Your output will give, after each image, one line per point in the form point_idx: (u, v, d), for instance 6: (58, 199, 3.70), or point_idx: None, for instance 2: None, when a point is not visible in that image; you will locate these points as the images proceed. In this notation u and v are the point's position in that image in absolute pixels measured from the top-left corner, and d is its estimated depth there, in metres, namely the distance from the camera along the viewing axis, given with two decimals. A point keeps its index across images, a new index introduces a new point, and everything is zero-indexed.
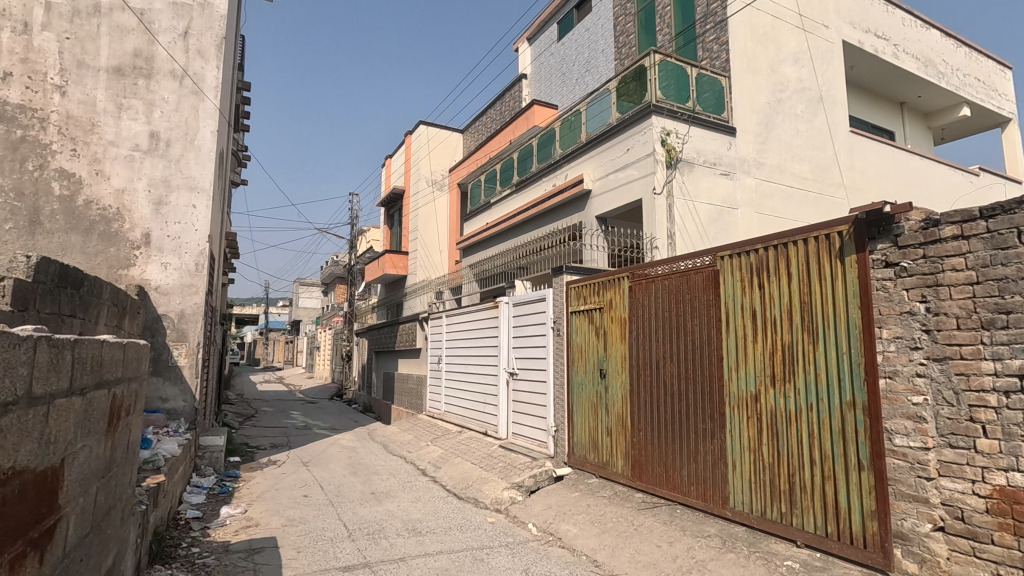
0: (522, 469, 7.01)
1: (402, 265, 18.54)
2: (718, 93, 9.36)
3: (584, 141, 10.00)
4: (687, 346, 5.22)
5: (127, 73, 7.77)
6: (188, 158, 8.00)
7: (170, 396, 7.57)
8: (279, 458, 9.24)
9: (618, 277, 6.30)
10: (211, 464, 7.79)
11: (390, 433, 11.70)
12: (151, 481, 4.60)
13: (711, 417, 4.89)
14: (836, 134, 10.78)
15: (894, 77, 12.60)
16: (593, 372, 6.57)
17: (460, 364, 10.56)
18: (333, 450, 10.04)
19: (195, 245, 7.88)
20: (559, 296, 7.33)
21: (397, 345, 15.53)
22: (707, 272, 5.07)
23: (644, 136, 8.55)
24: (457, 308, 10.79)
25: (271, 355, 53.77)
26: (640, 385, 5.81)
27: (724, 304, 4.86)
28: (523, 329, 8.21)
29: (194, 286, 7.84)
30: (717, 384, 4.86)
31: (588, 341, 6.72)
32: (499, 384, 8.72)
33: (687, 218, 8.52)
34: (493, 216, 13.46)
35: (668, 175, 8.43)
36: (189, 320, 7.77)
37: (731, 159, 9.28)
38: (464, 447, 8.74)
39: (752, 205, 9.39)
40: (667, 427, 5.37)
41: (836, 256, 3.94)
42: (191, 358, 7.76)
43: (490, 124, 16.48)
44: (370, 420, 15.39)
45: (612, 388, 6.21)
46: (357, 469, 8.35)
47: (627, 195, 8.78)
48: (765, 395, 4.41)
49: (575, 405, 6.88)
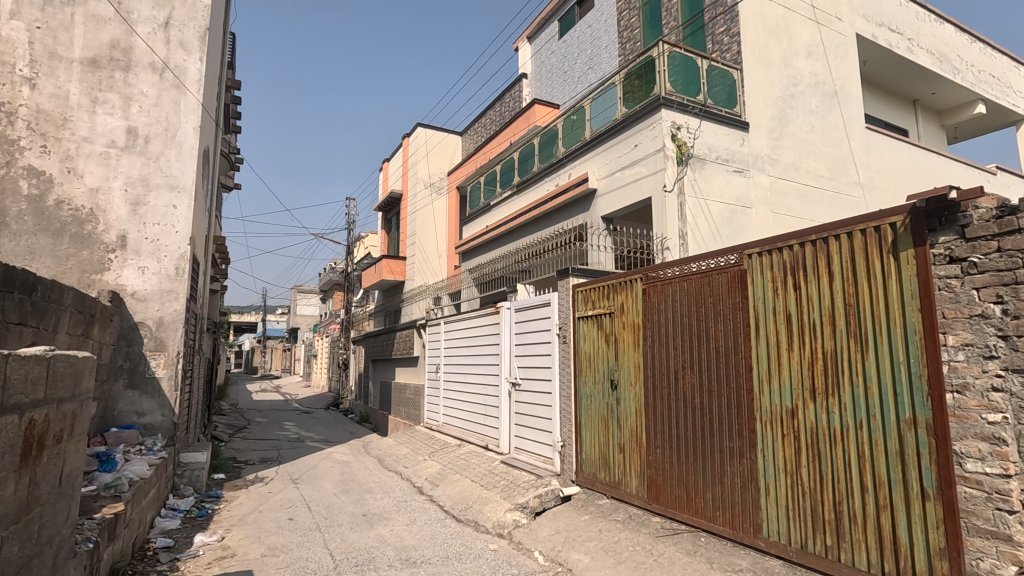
0: (526, 488, 6.47)
1: (400, 271, 18.04)
2: (729, 86, 8.88)
3: (588, 138, 9.53)
4: (709, 355, 4.71)
5: (103, 65, 7.29)
6: (168, 156, 7.51)
7: (147, 410, 7.03)
8: (267, 474, 8.69)
9: (630, 279, 5.79)
10: (191, 483, 7.27)
11: (386, 446, 11.14)
12: (107, 511, 4.05)
13: (739, 434, 4.36)
14: (852, 130, 10.31)
15: (908, 73, 12.15)
16: (603, 382, 6.05)
17: (459, 374, 10.04)
18: (325, 465, 9.49)
19: (176, 248, 7.38)
20: (565, 301, 6.82)
21: (394, 353, 14.99)
22: (732, 273, 4.57)
23: (653, 130, 8.07)
24: (456, 314, 10.28)
25: (269, 363, 53.11)
26: (655, 397, 5.29)
27: (753, 308, 4.36)
28: (526, 336, 7.70)
29: (174, 292, 7.32)
30: (745, 397, 4.34)
31: (597, 349, 6.20)
32: (501, 394, 8.20)
33: (699, 217, 8.02)
34: (493, 219, 12.95)
35: (678, 171, 7.94)
36: (168, 329, 7.24)
37: (744, 155, 8.80)
38: (464, 462, 8.20)
39: (767, 204, 8.90)
40: (687, 444, 4.85)
41: (889, 252, 3.44)
42: (170, 369, 7.22)
43: (489, 125, 15.97)
44: (366, 431, 14.82)
45: (624, 399, 5.70)
46: (349, 487, 7.80)
47: (636, 193, 8.27)
48: (803, 411, 3.89)
49: (583, 418, 6.37)
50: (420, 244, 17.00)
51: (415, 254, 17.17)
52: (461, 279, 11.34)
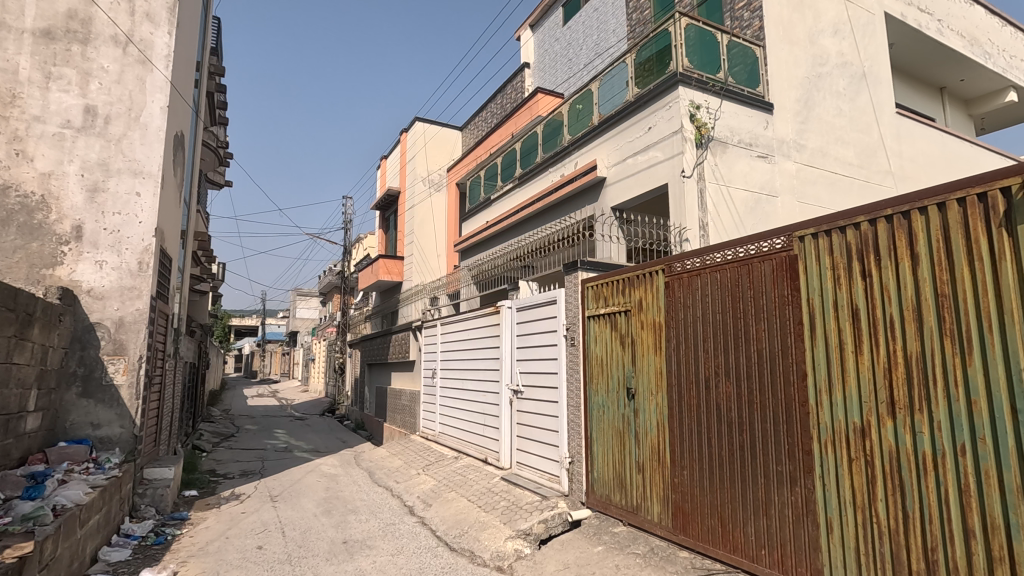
0: (530, 512, 5.66)
1: (397, 271, 17.30)
2: (752, 64, 8.09)
3: (596, 123, 8.78)
4: (750, 359, 3.91)
5: (58, 37, 6.55)
6: (132, 138, 6.77)
7: (103, 421, 6.27)
8: (245, 490, 7.91)
9: (650, 271, 4.99)
10: (153, 503, 6.50)
11: (378, 457, 10.33)
12: (13, 552, 3.30)
13: (791, 456, 3.56)
14: (882, 115, 9.52)
15: (936, 57, 11.37)
16: (617, 391, 5.26)
17: (456, 380, 9.27)
18: (310, 479, 8.69)
19: (139, 241, 6.63)
20: (573, 298, 6.04)
21: (389, 357, 14.23)
22: (779, 260, 3.77)
23: (670, 111, 7.31)
24: (453, 315, 9.51)
25: (268, 367, 52.21)
26: (681, 409, 4.49)
27: (807, 301, 3.56)
28: (528, 339, 6.92)
29: (136, 289, 6.56)
30: (798, 409, 3.55)
31: (610, 352, 5.41)
32: (502, 404, 7.42)
33: (721, 205, 7.26)
34: (494, 214, 12.19)
35: (698, 155, 7.17)
36: (129, 330, 6.48)
37: (769, 139, 8.01)
38: (461, 478, 7.40)
39: (793, 192, 8.11)
40: (721, 465, 4.06)
41: (1000, 226, 2.65)
42: (131, 375, 6.46)
43: (489, 118, 15.11)
44: (360, 440, 14.03)
45: (642, 410, 4.91)
46: (332, 506, 7.00)
47: (650, 180, 7.50)
48: (878, 429, 3.10)
49: (594, 431, 5.58)
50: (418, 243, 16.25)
51: (413, 253, 16.42)
52: (459, 278, 10.53)
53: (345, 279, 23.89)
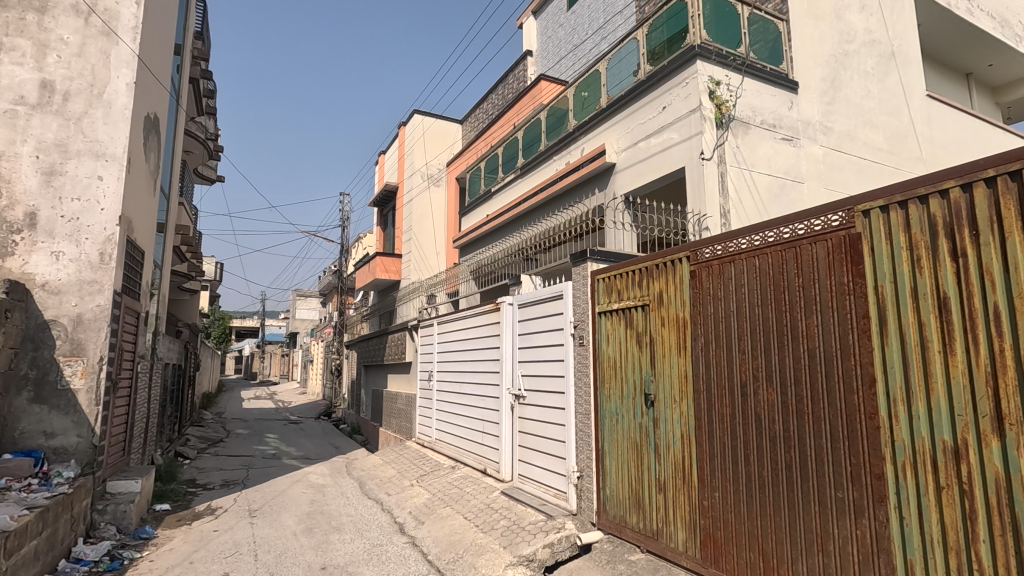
0: (534, 534, 4.98)
1: (394, 269, 16.63)
2: (774, 40, 7.40)
3: (604, 105, 8.12)
4: (799, 361, 3.25)
5: (12, 5, 5.95)
6: (93, 116, 6.14)
7: (58, 430, 5.63)
8: (223, 503, 7.26)
9: (673, 259, 4.32)
10: (114, 522, 5.81)
11: (371, 466, 9.66)
12: None
13: (855, 480, 2.90)
14: (912, 98, 8.84)
15: (965, 39, 10.68)
16: (633, 398, 4.60)
17: (454, 383, 8.62)
18: (295, 490, 8.04)
19: (100, 229, 5.99)
20: (582, 292, 5.39)
21: (386, 358, 13.58)
22: (836, 240, 3.10)
23: (686, 88, 6.65)
24: (451, 314, 8.87)
25: (267, 369, 51.57)
26: (712, 418, 3.82)
27: (875, 289, 2.89)
28: (531, 338, 6.27)
29: (97, 283, 5.92)
30: (865, 422, 2.88)
31: (624, 353, 4.75)
32: (503, 410, 6.75)
33: (743, 190, 6.61)
34: (495, 208, 11.56)
35: (718, 136, 6.51)
36: (88, 329, 5.84)
37: (793, 121, 7.34)
38: (457, 491, 6.75)
39: (820, 178, 7.43)
40: (762, 487, 3.40)
41: None
42: (90, 379, 5.82)
43: (489, 109, 14.45)
44: (355, 446, 13.36)
45: (663, 421, 4.27)
46: (315, 523, 6.35)
47: (664, 164, 6.85)
48: (977, 451, 2.42)
49: (605, 443, 4.92)
50: (416, 238, 15.57)
51: (411, 250, 15.74)
52: (458, 274, 9.85)
53: (343, 278, 23.25)
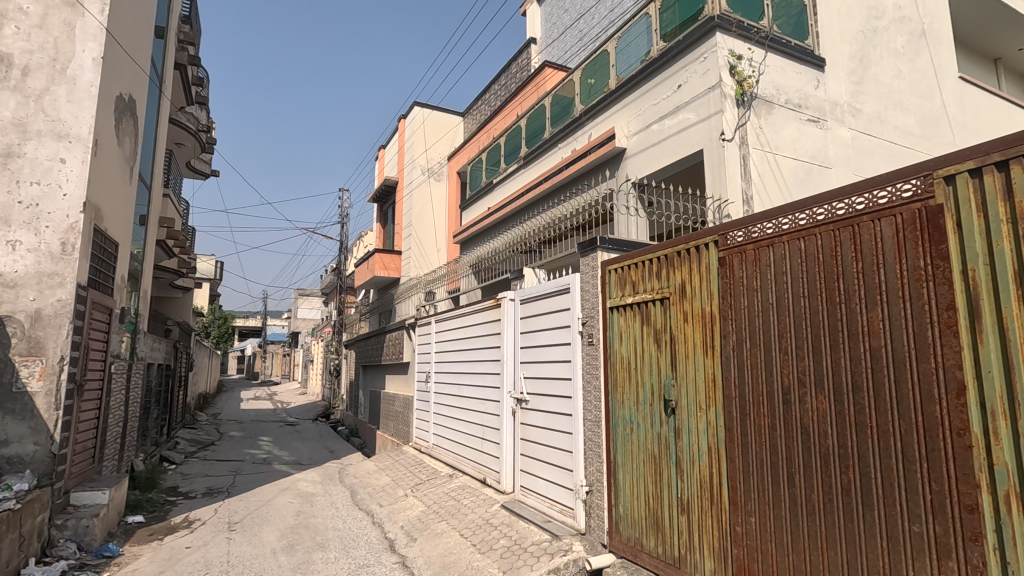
0: (537, 558, 4.43)
1: (393, 266, 16.07)
2: (798, 14, 6.78)
3: (613, 87, 7.56)
4: (859, 363, 2.68)
5: None
6: (55, 94, 5.61)
7: (11, 438, 5.11)
8: (202, 515, 6.73)
9: (697, 245, 3.75)
10: (75, 538, 5.23)
11: (364, 473, 9.11)
12: None
13: (937, 513, 2.33)
14: (944, 80, 8.22)
15: (995, 22, 10.07)
16: (651, 405, 4.04)
17: (453, 385, 8.06)
18: (281, 500, 7.49)
19: (62, 217, 5.46)
20: (590, 285, 4.81)
21: (384, 358, 13.03)
22: (908, 215, 2.54)
23: (704, 63, 6.08)
24: (449, 311, 8.32)
25: (269, 369, 51.07)
26: (746, 430, 3.26)
27: (964, 274, 2.32)
28: (535, 336, 5.70)
29: (57, 276, 5.39)
30: (950, 439, 2.32)
31: (640, 353, 4.19)
32: (504, 416, 6.18)
33: (768, 175, 6.04)
34: (496, 200, 11.04)
35: (740, 115, 5.94)
36: (48, 326, 5.32)
37: (820, 101, 6.74)
38: (454, 504, 6.19)
39: (849, 163, 6.83)
40: (809, 515, 2.85)
41: None
42: (50, 381, 5.29)
43: (491, 100, 13.87)
44: (350, 450, 12.82)
45: (687, 431, 3.71)
46: (297, 539, 5.80)
47: (680, 147, 6.28)
48: None
49: (618, 454, 4.36)
50: (416, 234, 15.00)
51: (411, 246, 15.14)
52: (458, 269, 9.27)
53: (342, 277, 22.71)
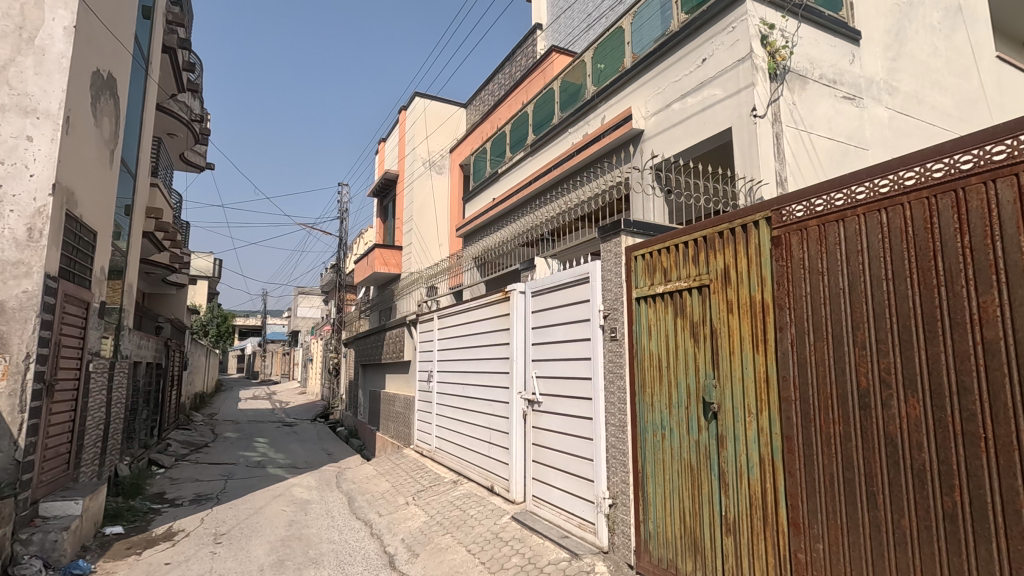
0: None
1: (394, 262, 15.57)
2: None
3: (628, 67, 7.05)
4: (970, 360, 2.16)
5: None
6: (21, 65, 5.11)
7: None
8: (186, 525, 6.23)
9: (745, 223, 3.24)
10: (41, 555, 4.67)
11: (363, 478, 8.61)
12: None
13: None
14: (982, 59, 7.67)
15: None
16: (689, 408, 3.53)
17: (456, 385, 7.55)
18: (274, 508, 7.00)
19: (28, 200, 4.96)
20: (613, 274, 4.30)
21: (383, 356, 12.53)
22: None
23: (732, 35, 5.57)
24: (452, 306, 7.82)
25: (269, 368, 50.68)
26: (812, 440, 2.74)
27: None
28: (549, 332, 5.19)
29: (24, 265, 4.88)
30: None
31: (673, 350, 3.69)
32: (514, 419, 5.68)
33: (802, 155, 5.52)
34: (501, 190, 10.55)
35: (773, 90, 5.42)
36: (12, 320, 4.83)
37: (855, 77, 6.22)
38: (459, 514, 5.69)
39: (886, 145, 6.31)
40: (898, 544, 2.34)
41: None
42: (14, 382, 4.79)
43: (495, 90, 13.29)
44: (349, 452, 12.33)
45: (732, 440, 3.20)
46: (288, 553, 5.30)
47: (705, 126, 5.77)
48: None
49: (648, 464, 3.85)
50: (416, 228, 14.52)
51: (411, 241, 14.66)
52: (461, 263, 8.74)
53: (342, 274, 22.23)
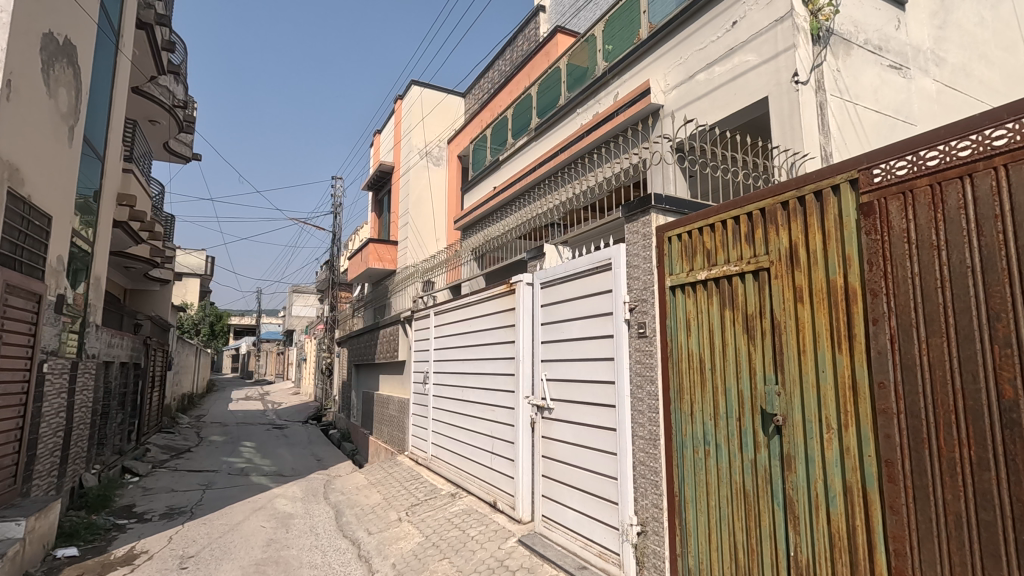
0: None
1: (388, 257, 14.90)
2: None
3: (644, 37, 6.39)
4: None
5: None
6: None
7: None
8: (151, 546, 5.55)
9: (820, 189, 2.58)
10: None
11: (353, 488, 7.93)
12: None
13: None
14: None
15: None
16: (743, 420, 2.87)
17: (455, 387, 6.88)
18: (252, 523, 6.33)
19: None
20: (641, 259, 3.64)
21: (377, 356, 11.86)
22: None
23: None
24: (450, 301, 7.14)
25: (263, 367, 49.94)
26: (924, 464, 2.08)
27: None
28: (562, 329, 4.52)
29: None
30: None
31: (719, 349, 3.03)
32: (520, 427, 5.01)
33: (848, 127, 4.88)
34: (504, 177, 9.87)
35: (817, 54, 4.75)
36: None
37: (901, 44, 5.56)
38: (457, 535, 5.02)
39: (933, 120, 5.66)
40: None
41: None
42: None
43: (495, 76, 12.61)
44: (341, 457, 11.66)
45: (804, 461, 2.54)
46: None
47: (736, 97, 5.13)
48: None
49: (687, 487, 3.19)
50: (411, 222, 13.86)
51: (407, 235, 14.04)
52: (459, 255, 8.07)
53: (336, 271, 21.58)
